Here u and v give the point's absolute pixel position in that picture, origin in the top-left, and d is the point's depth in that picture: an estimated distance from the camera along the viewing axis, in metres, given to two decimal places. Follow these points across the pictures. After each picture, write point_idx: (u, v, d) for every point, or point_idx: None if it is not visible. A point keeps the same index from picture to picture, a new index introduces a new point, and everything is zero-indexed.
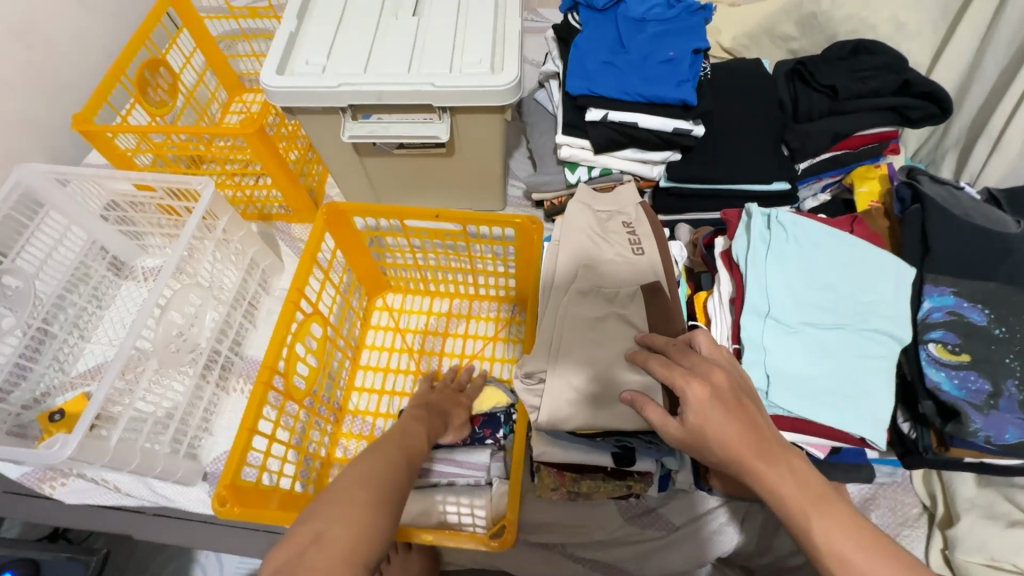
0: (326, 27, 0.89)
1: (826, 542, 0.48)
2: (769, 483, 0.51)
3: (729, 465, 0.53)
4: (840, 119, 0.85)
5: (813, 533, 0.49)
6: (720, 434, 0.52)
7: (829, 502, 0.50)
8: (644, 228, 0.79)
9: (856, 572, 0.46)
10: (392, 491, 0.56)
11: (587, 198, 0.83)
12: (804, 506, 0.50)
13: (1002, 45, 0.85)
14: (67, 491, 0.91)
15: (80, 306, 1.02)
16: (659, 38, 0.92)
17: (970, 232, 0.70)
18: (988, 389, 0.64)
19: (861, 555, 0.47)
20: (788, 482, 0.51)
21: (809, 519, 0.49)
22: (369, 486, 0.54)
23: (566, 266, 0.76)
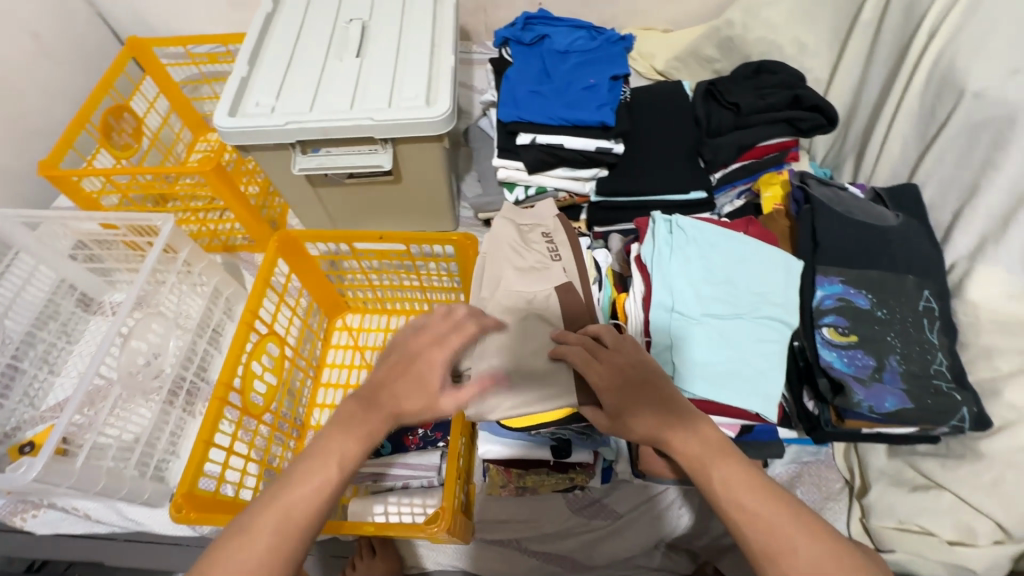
0: (276, 71, 0.97)
1: (723, 491, 0.54)
2: (679, 447, 0.58)
3: (649, 439, 0.59)
4: (744, 132, 0.94)
5: (713, 484, 0.55)
6: (632, 411, 0.59)
7: (729, 459, 0.56)
8: (561, 238, 0.84)
9: (750, 517, 0.52)
10: (294, 534, 0.51)
11: (512, 213, 0.89)
12: (707, 463, 0.56)
13: (882, 61, 0.95)
14: (38, 523, 0.95)
15: (49, 343, 1.06)
16: (581, 68, 1.01)
17: (849, 228, 0.80)
18: (873, 364, 0.72)
19: (750, 500, 0.53)
20: (693, 443, 0.57)
21: (709, 473, 0.56)
22: (269, 538, 0.50)
23: (490, 278, 0.82)
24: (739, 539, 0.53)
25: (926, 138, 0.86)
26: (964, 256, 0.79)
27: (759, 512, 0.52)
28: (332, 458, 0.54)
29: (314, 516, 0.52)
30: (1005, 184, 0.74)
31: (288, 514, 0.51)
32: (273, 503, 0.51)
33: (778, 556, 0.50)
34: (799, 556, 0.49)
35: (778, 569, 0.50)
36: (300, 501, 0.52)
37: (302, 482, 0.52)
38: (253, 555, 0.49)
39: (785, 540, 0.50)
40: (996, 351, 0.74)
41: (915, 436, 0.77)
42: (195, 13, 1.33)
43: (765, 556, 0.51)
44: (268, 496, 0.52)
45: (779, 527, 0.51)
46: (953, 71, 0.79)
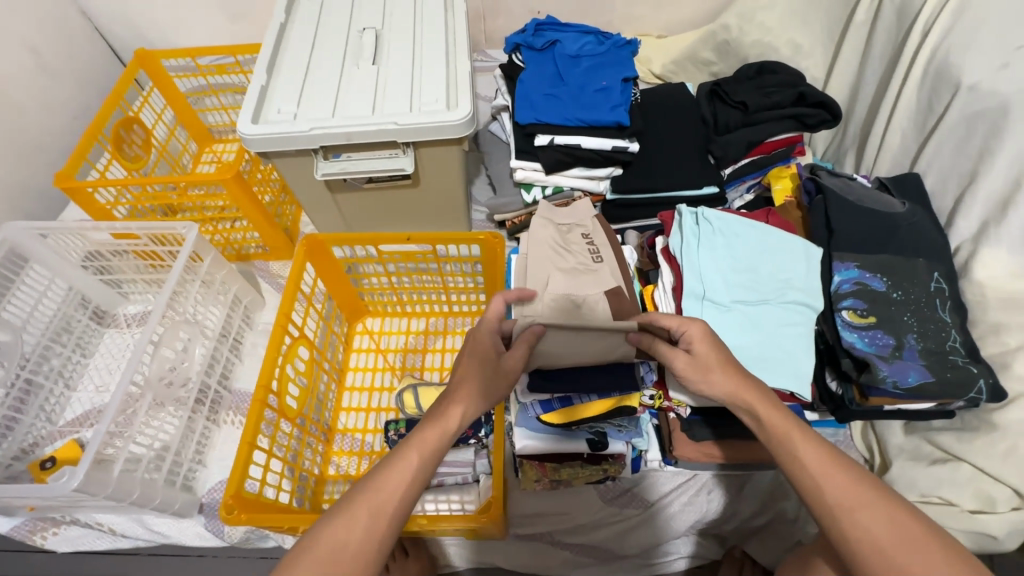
0: (294, 79, 0.98)
1: (801, 449, 0.57)
2: (758, 409, 0.61)
3: (729, 395, 0.63)
4: (752, 129, 0.98)
5: (792, 444, 0.57)
6: (716, 365, 0.64)
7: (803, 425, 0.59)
8: (600, 239, 0.88)
9: (828, 476, 0.54)
10: (387, 516, 0.54)
11: (550, 213, 0.91)
12: (784, 425, 0.59)
13: (877, 60, 1.00)
14: (60, 540, 0.92)
15: (65, 356, 1.05)
16: (592, 71, 1.05)
17: (863, 215, 0.84)
18: (893, 343, 0.76)
19: (826, 460, 0.55)
20: (771, 406, 0.60)
21: (788, 433, 0.58)
22: (365, 521, 0.53)
23: (535, 277, 0.83)
24: (812, 496, 0.55)
25: (924, 130, 0.91)
26: (968, 239, 0.83)
27: (836, 471, 0.55)
28: (416, 446, 0.58)
29: (403, 500, 0.55)
30: (1003, 169, 0.79)
31: (378, 497, 0.54)
32: (362, 492, 0.54)
33: (853, 510, 0.52)
34: (874, 510, 0.52)
35: (854, 521, 0.52)
36: (388, 486, 0.55)
37: (389, 469, 0.56)
38: (350, 539, 0.52)
39: (860, 495, 0.53)
40: (1003, 327, 0.78)
41: (933, 411, 0.80)
42: (199, 25, 1.33)
43: (842, 510, 0.53)
44: (360, 489, 0.55)
45: (854, 484, 0.54)
46: (947, 66, 0.84)
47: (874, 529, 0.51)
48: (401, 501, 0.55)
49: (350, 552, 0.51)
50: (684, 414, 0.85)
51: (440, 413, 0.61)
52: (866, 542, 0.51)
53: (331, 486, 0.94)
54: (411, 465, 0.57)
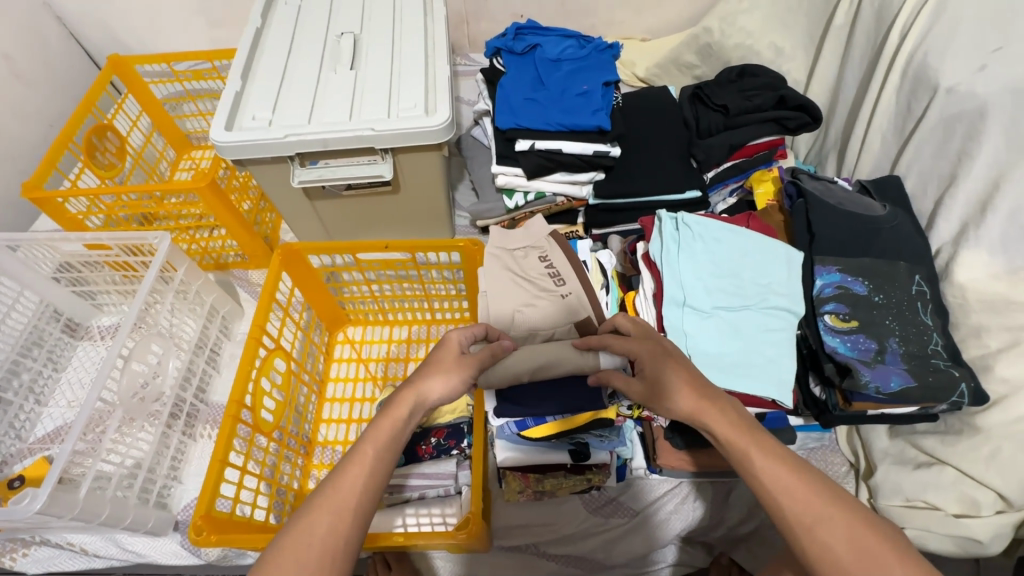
0: (270, 85, 0.96)
1: (759, 464, 0.53)
2: (715, 422, 0.57)
3: (684, 412, 0.59)
4: (734, 132, 0.98)
5: (747, 458, 0.53)
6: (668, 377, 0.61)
7: (762, 435, 0.55)
8: (559, 259, 0.85)
9: (784, 487, 0.50)
10: (352, 508, 0.50)
11: (506, 241, 0.88)
12: (741, 435, 0.55)
13: (857, 62, 1.00)
14: (30, 561, 0.89)
15: (36, 370, 1.02)
16: (573, 75, 1.03)
17: (843, 218, 0.83)
18: (875, 347, 0.75)
19: (784, 473, 0.51)
20: (726, 419, 0.56)
21: (743, 445, 0.54)
22: (328, 519, 0.49)
23: (498, 318, 0.82)
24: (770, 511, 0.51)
25: (904, 132, 0.90)
26: (948, 242, 0.83)
27: (794, 484, 0.50)
28: (373, 436, 0.55)
29: (367, 488, 0.52)
30: (981, 172, 0.79)
31: (338, 495, 0.51)
32: (320, 492, 0.50)
33: (812, 525, 0.48)
34: (835, 526, 0.48)
35: (814, 538, 0.48)
36: (349, 479, 0.52)
37: (347, 462, 0.53)
38: (313, 538, 0.48)
39: (821, 509, 0.49)
40: (985, 329, 0.78)
41: (918, 415, 0.80)
42: (176, 30, 1.31)
43: (800, 526, 0.49)
44: (317, 489, 0.51)
45: (814, 497, 0.50)
46: (926, 68, 0.84)
47: (833, 545, 0.47)
48: (365, 492, 0.52)
49: (314, 552, 0.47)
50: (661, 423, 0.85)
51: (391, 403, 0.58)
52: (827, 562, 0.47)
53: None
54: (371, 452, 0.54)
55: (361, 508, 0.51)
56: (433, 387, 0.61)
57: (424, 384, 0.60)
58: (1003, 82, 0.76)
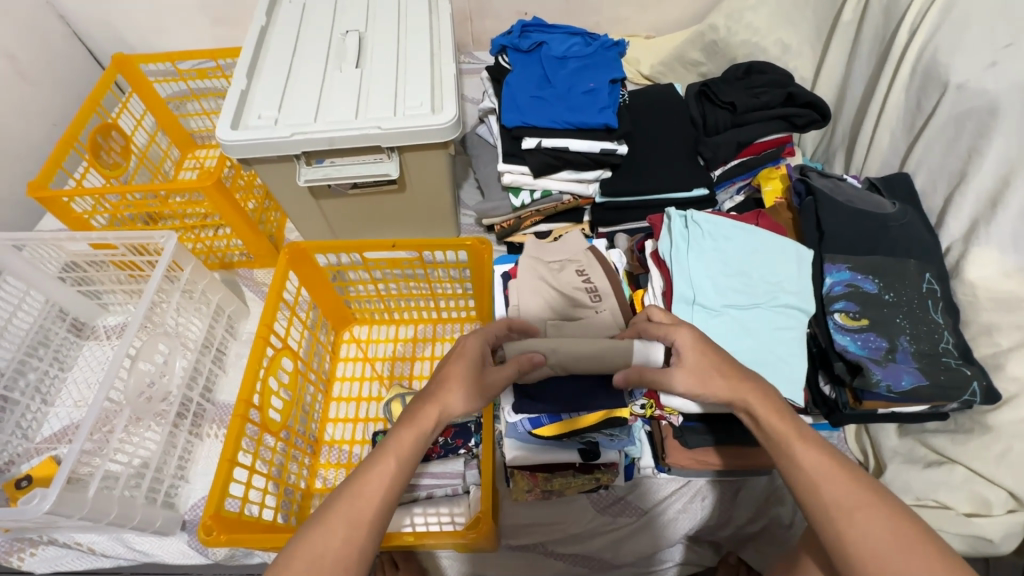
0: (275, 84, 0.96)
1: (800, 447, 0.53)
2: (758, 409, 0.58)
3: (721, 394, 0.60)
4: (742, 130, 0.98)
5: (789, 444, 0.54)
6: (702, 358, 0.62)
7: (803, 426, 0.56)
8: (597, 275, 0.83)
9: (826, 471, 0.51)
10: (367, 523, 0.50)
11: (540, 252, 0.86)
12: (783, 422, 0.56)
13: (865, 59, 1.00)
14: (37, 561, 0.89)
15: (42, 370, 1.01)
16: (579, 73, 1.03)
17: (853, 216, 0.83)
18: (886, 346, 0.75)
19: (825, 460, 0.52)
20: (771, 407, 0.57)
21: (786, 430, 0.55)
22: (343, 532, 0.49)
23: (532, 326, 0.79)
24: (807, 496, 0.51)
25: (913, 129, 0.90)
26: (959, 239, 0.82)
27: (835, 472, 0.51)
28: (393, 448, 0.54)
29: (382, 505, 0.51)
30: (992, 169, 0.78)
31: (355, 506, 0.50)
32: (336, 504, 0.50)
33: (853, 509, 0.49)
34: (875, 513, 0.48)
35: (854, 521, 0.48)
36: (366, 492, 0.51)
37: (365, 474, 0.52)
38: (326, 552, 0.48)
39: (862, 496, 0.49)
40: (996, 327, 0.77)
41: (929, 413, 0.79)
42: (179, 29, 1.31)
43: (839, 510, 0.49)
44: (335, 500, 0.51)
45: (855, 485, 0.50)
46: (935, 65, 0.84)
47: (873, 532, 0.47)
48: (381, 508, 0.51)
49: (328, 565, 0.48)
50: (676, 422, 0.83)
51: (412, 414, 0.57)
52: (864, 547, 0.47)
53: (318, 501, 0.92)
54: (390, 465, 0.53)
55: (375, 525, 0.51)
56: (455, 398, 0.59)
57: (445, 394, 0.58)
58: (1014, 78, 0.75)
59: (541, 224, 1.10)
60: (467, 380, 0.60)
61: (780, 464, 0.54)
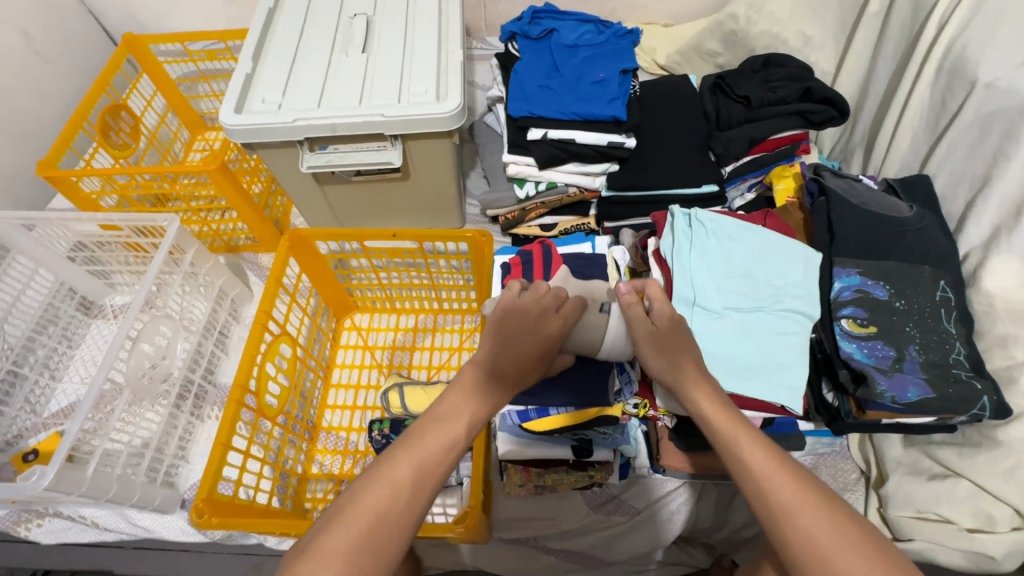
0: (280, 68, 0.95)
1: (745, 447, 0.54)
2: (709, 410, 0.58)
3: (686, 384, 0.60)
4: (755, 125, 0.95)
5: (735, 445, 0.55)
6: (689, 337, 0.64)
7: (750, 426, 0.57)
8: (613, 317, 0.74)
9: (769, 473, 0.51)
10: (426, 482, 0.53)
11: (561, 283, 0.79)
12: (731, 424, 0.56)
13: (889, 53, 0.96)
14: (43, 532, 0.92)
15: (50, 347, 1.04)
16: (590, 62, 1.00)
17: (867, 218, 0.80)
18: (893, 354, 0.72)
19: (771, 461, 0.53)
20: (720, 406, 0.58)
21: (733, 433, 0.55)
22: (404, 486, 0.52)
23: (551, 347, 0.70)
24: (756, 498, 0.51)
25: (936, 128, 0.86)
26: (978, 246, 0.79)
27: (779, 473, 0.52)
28: (455, 411, 0.58)
29: (443, 470, 0.54)
30: (1018, 173, 0.74)
31: (419, 462, 0.54)
32: (402, 456, 0.54)
33: (796, 511, 0.49)
34: (818, 515, 0.48)
35: (798, 522, 0.48)
36: (429, 451, 0.54)
37: (431, 434, 0.56)
38: (385, 503, 0.51)
39: (805, 497, 0.50)
40: (1011, 339, 0.74)
41: (936, 425, 0.77)
42: (189, 9, 1.30)
43: (784, 513, 0.49)
44: (393, 469, 0.53)
45: (798, 486, 0.51)
46: (963, 62, 0.80)
47: (816, 533, 0.47)
48: (439, 467, 0.54)
49: (386, 513, 0.50)
50: (670, 423, 0.82)
51: (475, 385, 0.60)
52: (808, 547, 0.47)
53: (313, 485, 0.92)
54: (451, 431, 0.56)
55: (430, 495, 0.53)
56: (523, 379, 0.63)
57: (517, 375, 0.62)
58: None
59: (546, 217, 1.08)
60: (527, 364, 0.62)
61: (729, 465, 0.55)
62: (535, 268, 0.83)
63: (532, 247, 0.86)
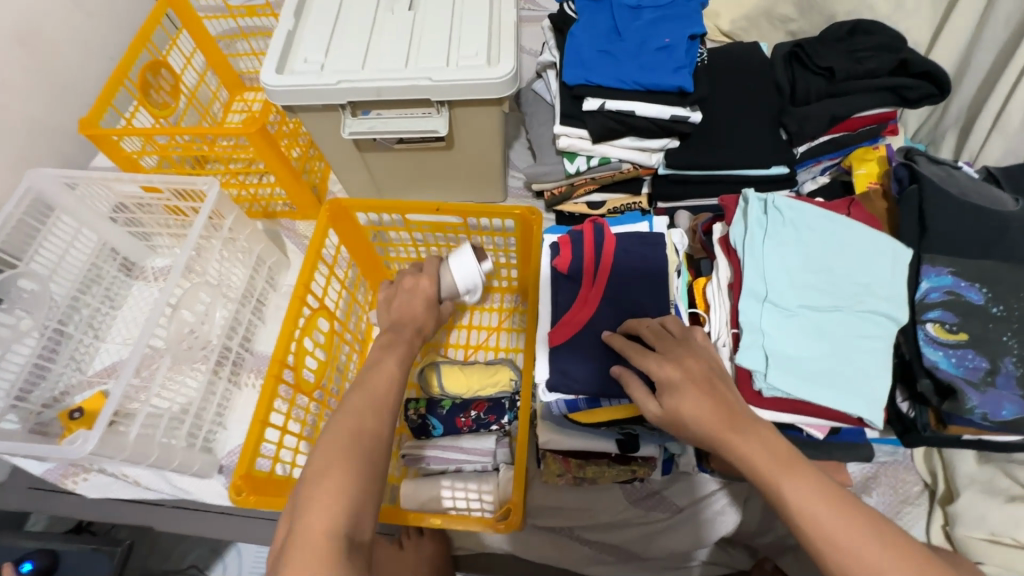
0: (324, 25, 0.90)
1: (793, 501, 0.50)
2: (744, 452, 0.53)
3: (704, 437, 0.55)
4: (838, 101, 0.85)
5: (782, 494, 0.51)
6: (694, 410, 0.55)
7: (798, 466, 0.52)
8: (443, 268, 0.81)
9: (826, 532, 0.49)
10: (384, 407, 0.62)
11: (612, 267, 0.76)
12: (772, 470, 0.52)
13: (1002, 22, 0.84)
14: (89, 486, 0.94)
15: (94, 307, 1.05)
16: (655, 25, 0.91)
17: (968, 210, 0.70)
18: (986, 366, 0.65)
19: (832, 516, 0.49)
20: (757, 449, 0.53)
21: (778, 482, 0.51)
22: (370, 411, 0.61)
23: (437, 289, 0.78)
24: (815, 554, 0.50)
25: None
26: None
27: (843, 535, 0.49)
28: (388, 356, 0.67)
29: (393, 398, 0.63)
30: None
31: (370, 395, 0.62)
32: (355, 394, 0.63)
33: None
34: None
35: None
36: (377, 386, 0.63)
37: (373, 375, 0.65)
38: (361, 424, 0.59)
39: (868, 559, 0.47)
40: None
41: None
42: None
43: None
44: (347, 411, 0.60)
45: (858, 543, 0.48)
46: None
47: None
48: (390, 395, 0.63)
49: (361, 431, 0.58)
50: None
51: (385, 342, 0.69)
52: None
53: None
54: (387, 372, 0.65)
55: (390, 414, 0.62)
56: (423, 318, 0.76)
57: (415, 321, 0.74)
58: None
59: (595, 195, 1.01)
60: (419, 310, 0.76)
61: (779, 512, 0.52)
62: (585, 248, 0.77)
63: (583, 225, 0.79)
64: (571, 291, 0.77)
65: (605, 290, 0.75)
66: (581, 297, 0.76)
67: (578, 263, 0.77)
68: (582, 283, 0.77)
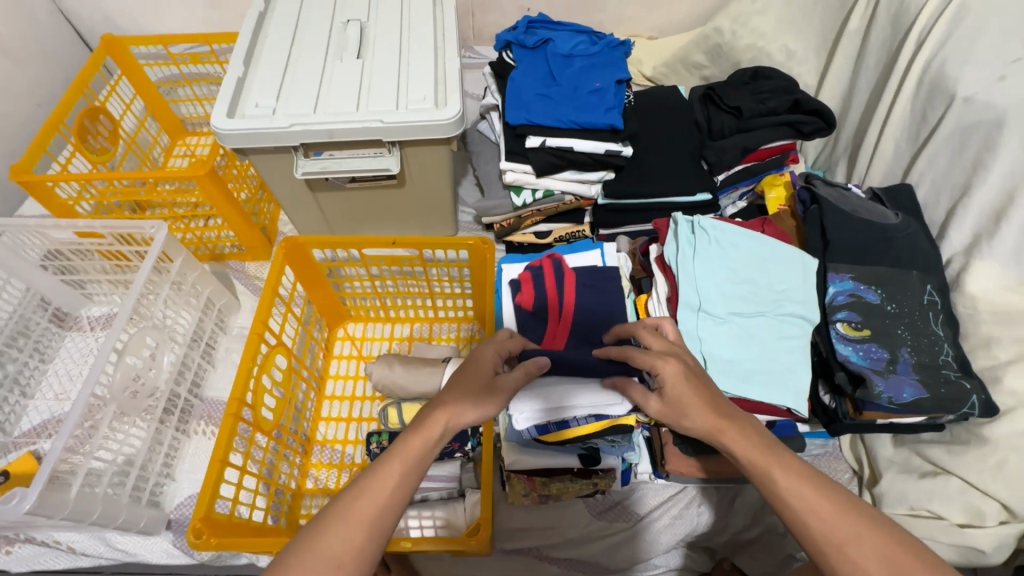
0: (273, 71, 0.93)
1: (780, 479, 0.52)
2: (736, 443, 0.56)
3: (700, 430, 0.58)
4: (748, 135, 0.97)
5: (769, 475, 0.53)
6: (692, 399, 0.59)
7: (785, 453, 0.55)
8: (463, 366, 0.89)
9: (807, 505, 0.50)
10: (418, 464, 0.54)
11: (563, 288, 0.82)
12: (762, 455, 0.55)
13: (871, 67, 0.99)
14: (12, 560, 0.86)
15: (21, 361, 0.98)
16: (585, 71, 1.01)
17: (859, 226, 0.82)
18: (888, 356, 0.75)
19: (810, 492, 0.51)
20: (747, 437, 0.56)
21: (766, 466, 0.54)
22: (397, 466, 0.53)
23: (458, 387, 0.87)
24: (800, 533, 0.50)
25: (918, 140, 0.89)
26: (960, 251, 0.81)
27: (825, 508, 0.50)
28: (400, 454, 0.53)
29: (419, 469, 0.53)
30: (996, 181, 0.77)
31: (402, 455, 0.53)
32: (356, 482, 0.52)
33: (842, 545, 0.48)
34: (865, 544, 0.47)
35: (844, 556, 0.47)
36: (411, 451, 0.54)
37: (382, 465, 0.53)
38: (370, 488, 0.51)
39: (851, 529, 0.48)
40: (995, 340, 0.76)
41: (925, 424, 0.79)
42: (169, 10, 1.26)
43: (830, 545, 0.48)
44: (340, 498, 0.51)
45: (840, 515, 0.49)
46: (942, 77, 0.83)
47: (865, 565, 0.46)
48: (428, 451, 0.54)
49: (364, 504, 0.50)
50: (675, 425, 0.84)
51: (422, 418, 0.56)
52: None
53: (308, 501, 0.90)
54: (392, 474, 0.52)
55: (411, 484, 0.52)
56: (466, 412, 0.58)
57: (456, 404, 0.58)
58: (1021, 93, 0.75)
59: (541, 224, 1.09)
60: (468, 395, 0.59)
61: (766, 496, 0.53)
62: (547, 283, 0.80)
63: (541, 261, 0.83)
64: (538, 328, 0.81)
65: (574, 322, 0.80)
66: (550, 331, 0.80)
67: (541, 299, 0.81)
68: (548, 318, 0.81)
